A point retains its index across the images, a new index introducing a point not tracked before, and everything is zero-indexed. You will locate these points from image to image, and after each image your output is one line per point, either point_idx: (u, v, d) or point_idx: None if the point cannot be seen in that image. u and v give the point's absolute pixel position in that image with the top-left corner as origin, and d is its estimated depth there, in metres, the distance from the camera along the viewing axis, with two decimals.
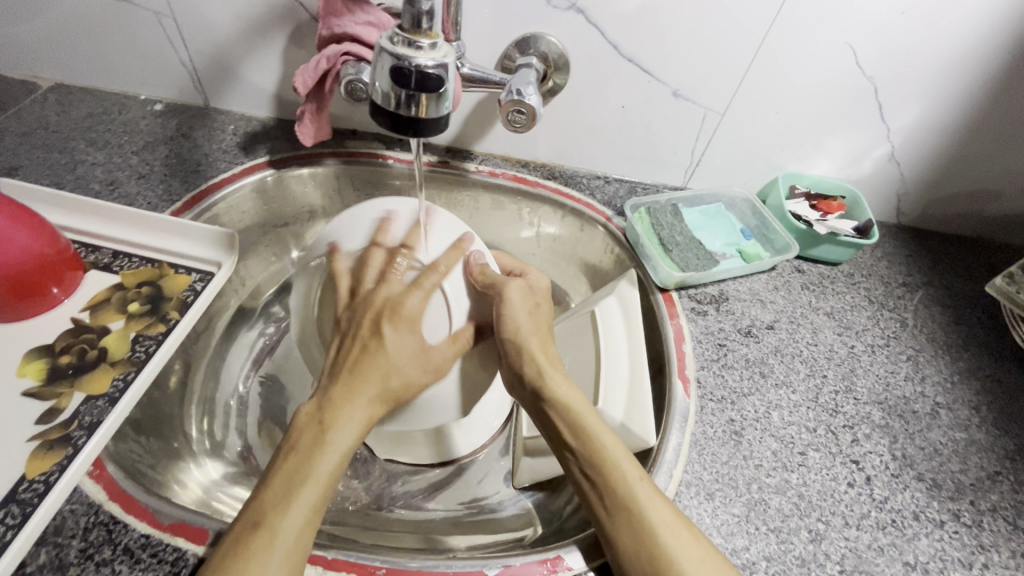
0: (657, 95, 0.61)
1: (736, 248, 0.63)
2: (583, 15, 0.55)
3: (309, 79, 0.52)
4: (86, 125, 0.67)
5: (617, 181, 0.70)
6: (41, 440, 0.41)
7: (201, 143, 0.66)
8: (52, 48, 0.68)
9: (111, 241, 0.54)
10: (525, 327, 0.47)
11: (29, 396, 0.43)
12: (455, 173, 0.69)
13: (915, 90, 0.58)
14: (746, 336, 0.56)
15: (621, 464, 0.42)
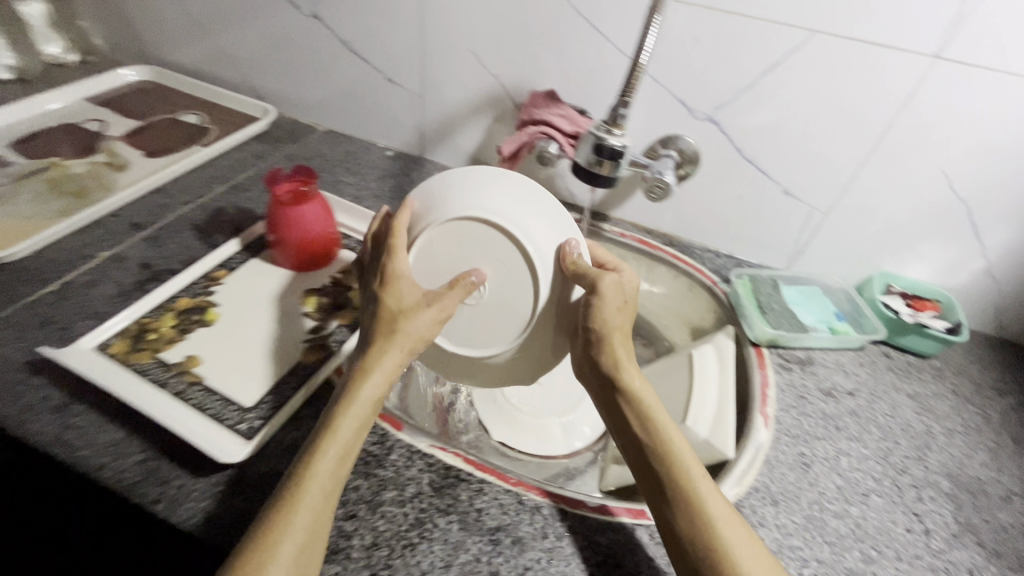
0: (770, 191, 0.76)
1: (827, 325, 0.73)
2: (716, 125, 0.73)
3: (512, 146, 0.74)
4: (344, 159, 0.97)
5: (726, 256, 0.84)
6: (310, 344, 0.62)
7: (416, 181, 0.93)
8: (336, 108, 1.00)
9: (358, 233, 0.79)
10: (608, 310, 0.49)
11: (306, 316, 0.66)
12: (592, 229, 0.87)
13: (1007, 216, 0.67)
14: (826, 395, 0.65)
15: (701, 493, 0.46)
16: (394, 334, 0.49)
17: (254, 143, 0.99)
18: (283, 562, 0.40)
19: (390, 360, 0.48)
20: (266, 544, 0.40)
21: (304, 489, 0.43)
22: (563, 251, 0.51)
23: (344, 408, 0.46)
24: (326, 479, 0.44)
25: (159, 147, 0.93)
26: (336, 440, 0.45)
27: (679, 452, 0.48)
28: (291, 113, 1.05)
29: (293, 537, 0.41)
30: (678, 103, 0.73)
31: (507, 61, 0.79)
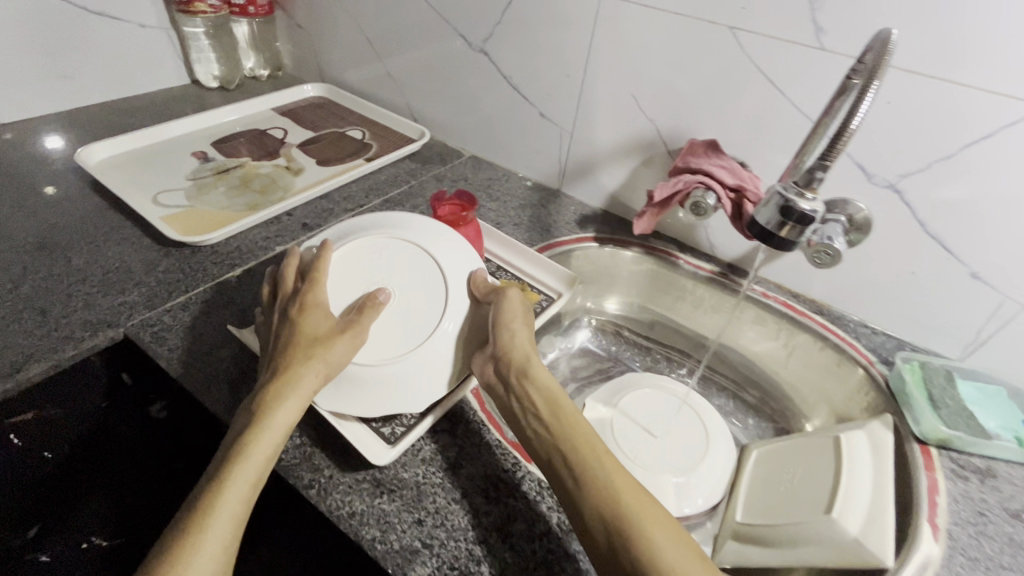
0: (954, 273, 0.68)
1: (1013, 435, 0.63)
2: (899, 195, 0.67)
3: (665, 192, 0.73)
4: (487, 184, 1.02)
5: (885, 334, 0.76)
6: None
7: (553, 213, 0.95)
8: (485, 136, 1.06)
9: (498, 257, 0.81)
10: (513, 327, 0.57)
11: None
12: (731, 285, 0.83)
13: None
14: (1014, 517, 0.56)
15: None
16: (324, 350, 0.53)
17: (407, 161, 1.07)
18: (213, 541, 0.44)
19: (314, 371, 0.52)
20: (200, 524, 0.44)
21: (214, 516, 0.45)
22: (473, 277, 0.61)
23: (273, 409, 0.50)
24: (235, 511, 0.46)
25: (329, 157, 1.04)
26: (261, 436, 0.49)
27: (627, 486, 0.46)
28: (441, 137, 1.13)
29: (223, 519, 0.45)
30: (856, 168, 0.68)
31: (667, 107, 0.79)
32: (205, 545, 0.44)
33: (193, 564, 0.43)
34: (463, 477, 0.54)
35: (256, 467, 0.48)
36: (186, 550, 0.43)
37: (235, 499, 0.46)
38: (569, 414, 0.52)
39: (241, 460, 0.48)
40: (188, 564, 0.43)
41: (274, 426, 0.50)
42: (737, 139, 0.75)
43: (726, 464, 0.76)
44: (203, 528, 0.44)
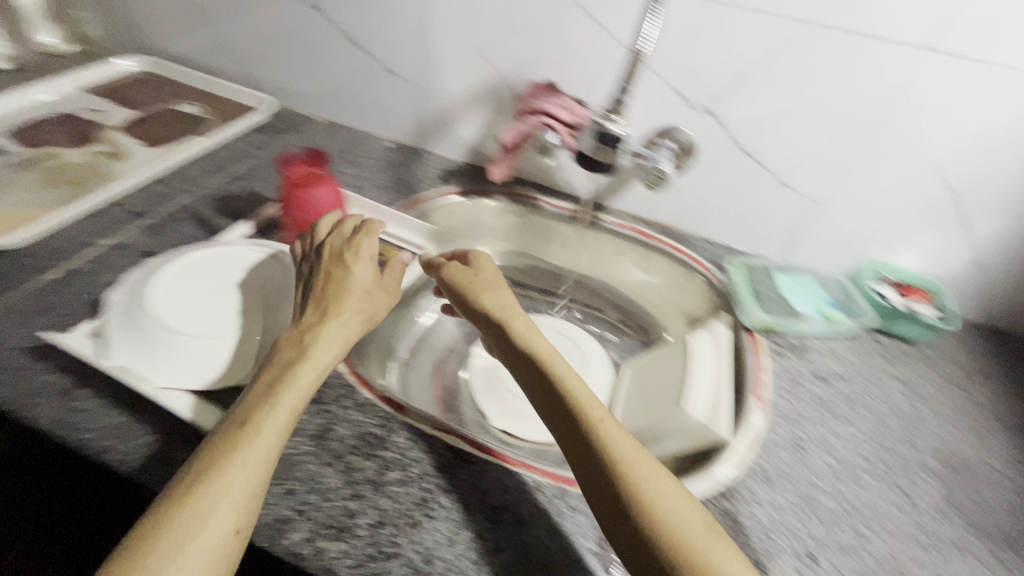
0: (765, 182, 0.77)
1: (820, 312, 0.74)
2: (713, 117, 0.74)
3: (512, 134, 0.77)
4: (344, 150, 0.97)
5: (722, 246, 0.86)
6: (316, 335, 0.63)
7: (415, 172, 0.93)
8: (335, 99, 1.01)
9: (360, 224, 0.79)
10: (466, 275, 0.65)
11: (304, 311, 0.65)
12: (591, 220, 0.89)
13: (993, 205, 0.69)
14: (819, 379, 0.67)
15: (657, 483, 0.44)
16: (356, 299, 0.58)
17: (252, 134, 0.99)
18: (251, 461, 0.43)
19: (348, 313, 0.56)
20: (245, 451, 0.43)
21: (225, 466, 0.42)
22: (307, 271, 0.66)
23: (319, 346, 0.53)
24: (258, 469, 0.43)
25: (158, 137, 0.93)
26: (303, 370, 0.50)
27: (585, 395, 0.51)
28: (289, 105, 1.06)
29: (268, 435, 0.45)
30: (675, 94, 0.74)
31: (507, 51, 0.81)
32: (247, 472, 0.42)
33: (207, 517, 0.40)
34: (334, 442, 0.53)
35: (270, 415, 0.46)
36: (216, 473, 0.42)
37: (260, 455, 0.44)
38: (538, 355, 0.56)
39: (260, 408, 0.46)
40: (227, 488, 0.41)
41: (316, 360, 0.52)
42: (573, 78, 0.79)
43: (603, 385, 0.80)
44: (223, 485, 0.41)
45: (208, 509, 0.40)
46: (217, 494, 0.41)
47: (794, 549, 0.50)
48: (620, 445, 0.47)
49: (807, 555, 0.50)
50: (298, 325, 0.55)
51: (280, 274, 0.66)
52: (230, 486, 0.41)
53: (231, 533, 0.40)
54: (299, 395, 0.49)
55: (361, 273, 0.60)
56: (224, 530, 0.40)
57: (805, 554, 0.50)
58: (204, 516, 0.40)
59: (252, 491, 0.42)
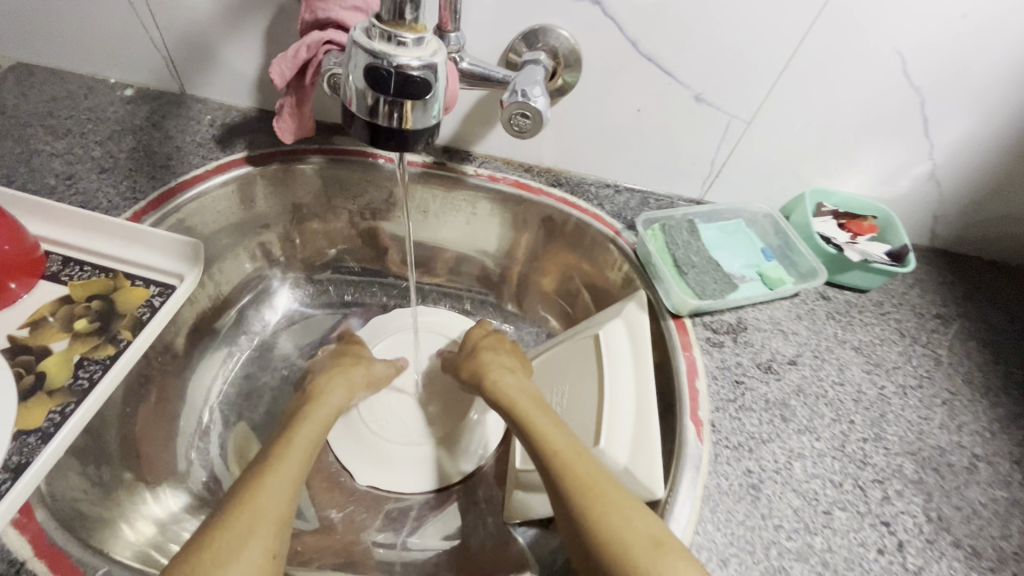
0: (678, 99, 0.55)
1: (757, 271, 0.57)
2: (599, 7, 0.49)
3: (287, 71, 0.46)
4: (47, 110, 0.61)
5: (629, 191, 0.64)
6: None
7: (173, 135, 0.60)
8: (12, 22, 0.61)
9: (61, 246, 0.47)
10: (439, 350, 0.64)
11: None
12: (451, 176, 0.63)
13: (966, 104, 0.51)
14: (765, 372, 0.51)
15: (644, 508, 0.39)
16: (345, 375, 0.56)
17: None
18: (274, 507, 0.38)
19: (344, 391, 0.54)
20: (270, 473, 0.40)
21: (258, 506, 0.37)
22: None
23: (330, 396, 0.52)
24: (274, 513, 0.38)
25: None
26: (322, 411, 0.50)
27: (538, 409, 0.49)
28: None
29: (285, 476, 0.41)
30: None
31: None
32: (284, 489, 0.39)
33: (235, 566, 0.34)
34: None
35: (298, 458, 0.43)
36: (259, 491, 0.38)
37: (278, 498, 0.38)
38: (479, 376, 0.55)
39: (286, 451, 0.43)
40: (265, 504, 0.38)
41: (325, 412, 0.50)
42: None
43: None
44: (235, 536, 0.35)
45: (225, 557, 0.34)
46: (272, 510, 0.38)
47: None
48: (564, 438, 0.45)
49: None
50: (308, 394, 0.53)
51: None
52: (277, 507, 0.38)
53: (267, 559, 0.35)
54: (314, 440, 0.46)
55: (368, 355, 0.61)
56: (261, 559, 0.35)
57: None
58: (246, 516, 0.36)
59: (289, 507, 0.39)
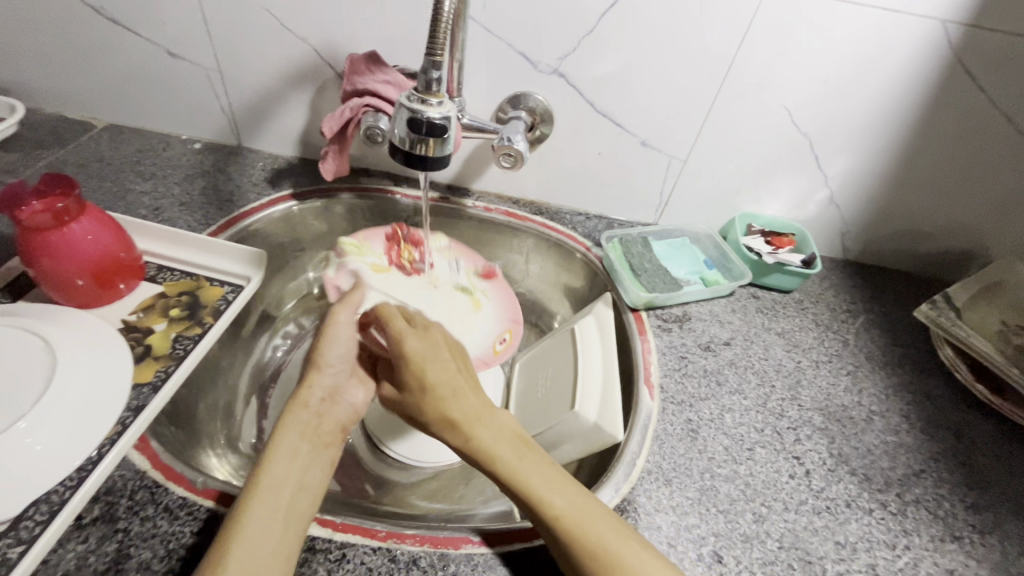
0: (629, 144, 0.71)
1: (699, 276, 0.72)
2: (564, 78, 0.66)
3: (335, 125, 0.63)
4: (135, 159, 0.77)
5: (597, 217, 0.80)
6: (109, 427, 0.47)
7: (234, 177, 0.76)
8: (110, 93, 0.79)
9: (157, 256, 0.62)
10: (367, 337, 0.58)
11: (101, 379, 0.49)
12: (454, 207, 0.78)
13: (844, 145, 0.68)
14: (705, 350, 0.64)
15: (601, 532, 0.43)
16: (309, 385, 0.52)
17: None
18: (249, 558, 0.38)
19: (337, 352, 0.55)
20: (273, 450, 0.46)
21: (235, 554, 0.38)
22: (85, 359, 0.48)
23: (290, 419, 0.49)
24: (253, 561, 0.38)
25: None
26: (291, 431, 0.48)
27: (467, 413, 0.52)
28: (49, 107, 0.82)
29: (263, 514, 0.41)
30: (519, 56, 0.65)
31: (315, 18, 0.66)
32: (280, 488, 0.43)
33: None
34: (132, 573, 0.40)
35: (277, 491, 0.43)
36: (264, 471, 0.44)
37: (251, 549, 0.39)
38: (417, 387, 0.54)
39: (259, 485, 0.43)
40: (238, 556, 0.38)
41: (298, 429, 0.48)
42: (399, 45, 0.66)
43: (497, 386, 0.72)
44: None
45: None
46: (280, 483, 0.44)
47: (699, 554, 0.47)
48: (507, 457, 0.49)
49: (713, 557, 0.47)
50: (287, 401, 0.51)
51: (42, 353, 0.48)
52: (287, 476, 0.44)
53: None
54: (297, 449, 0.47)
55: (338, 355, 0.55)
56: None
57: (710, 556, 0.47)
58: (261, 495, 0.42)
59: (296, 485, 0.44)
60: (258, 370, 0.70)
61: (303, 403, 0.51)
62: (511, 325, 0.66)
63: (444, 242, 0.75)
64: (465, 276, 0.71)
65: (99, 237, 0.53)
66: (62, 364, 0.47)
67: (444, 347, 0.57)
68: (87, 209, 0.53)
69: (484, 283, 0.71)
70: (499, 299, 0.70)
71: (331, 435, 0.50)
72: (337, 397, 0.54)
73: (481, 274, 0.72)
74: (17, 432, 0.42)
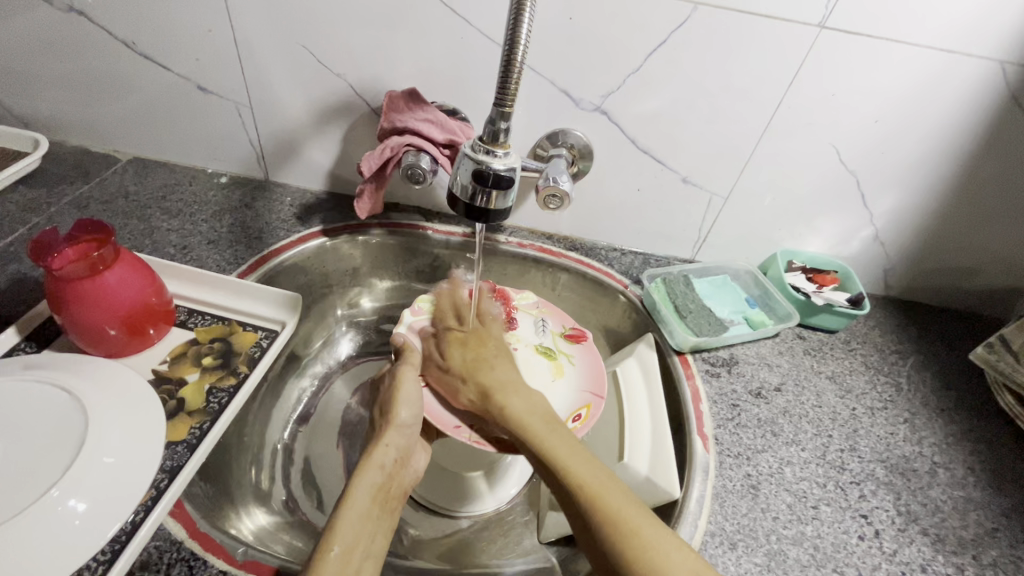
0: (670, 181, 0.69)
1: (743, 316, 0.69)
2: (606, 116, 0.65)
3: (374, 163, 0.62)
4: (160, 195, 0.75)
5: (633, 253, 0.78)
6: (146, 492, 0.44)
7: (262, 212, 0.74)
8: (135, 127, 0.77)
9: (188, 300, 0.61)
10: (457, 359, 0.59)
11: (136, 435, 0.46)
12: (487, 243, 0.76)
13: (892, 183, 0.66)
14: (757, 397, 0.62)
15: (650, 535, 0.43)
16: (376, 449, 0.52)
17: (23, 188, 0.74)
18: None
19: (411, 412, 0.55)
20: (346, 507, 0.46)
21: None
22: (117, 417, 0.45)
23: (357, 481, 0.48)
24: None
25: None
26: (361, 484, 0.48)
27: (499, 386, 0.56)
28: (73, 141, 0.80)
29: (342, 569, 0.41)
30: (561, 93, 0.64)
31: (352, 55, 0.64)
32: (354, 547, 0.43)
33: None
34: None
35: (356, 542, 0.43)
36: (334, 535, 0.43)
37: None
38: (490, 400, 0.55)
39: (335, 534, 0.43)
40: None
41: (371, 483, 0.49)
42: (438, 82, 0.65)
43: None
44: None
45: None
46: (350, 547, 0.43)
47: None
48: (542, 430, 0.51)
49: None
50: (362, 456, 0.51)
51: (71, 410, 0.45)
52: (357, 542, 0.43)
53: None
54: (368, 511, 0.46)
55: (409, 420, 0.54)
56: None
57: None
58: (334, 561, 0.41)
59: (362, 555, 0.43)
60: (285, 415, 0.67)
61: (378, 463, 0.51)
62: (590, 399, 0.59)
63: (532, 299, 0.70)
64: (550, 338, 0.66)
65: (134, 284, 0.51)
66: (95, 424, 0.44)
67: (476, 341, 0.62)
68: (123, 254, 0.51)
69: (571, 347, 0.65)
70: (584, 368, 0.63)
71: (395, 500, 0.50)
72: (407, 459, 0.53)
73: (569, 335, 0.66)
74: (49, 501, 0.39)
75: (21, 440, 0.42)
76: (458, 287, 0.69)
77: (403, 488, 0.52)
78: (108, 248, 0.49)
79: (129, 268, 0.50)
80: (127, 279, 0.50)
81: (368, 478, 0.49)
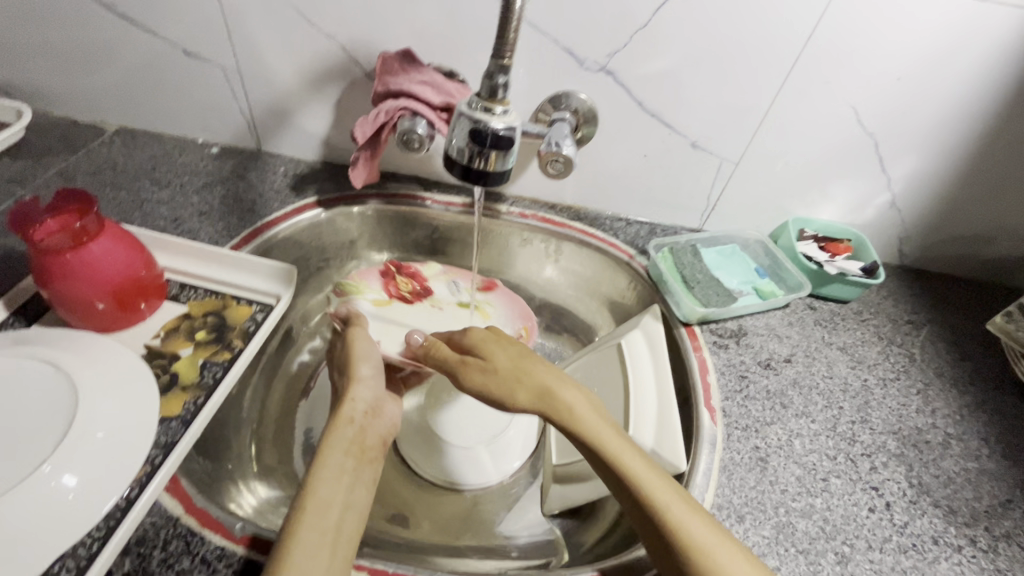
0: (678, 146, 0.66)
1: (752, 286, 0.67)
2: (611, 77, 0.61)
3: (369, 129, 0.59)
4: (149, 166, 0.73)
5: (639, 223, 0.75)
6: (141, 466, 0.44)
7: (255, 183, 0.72)
8: (120, 95, 0.74)
9: (179, 274, 0.59)
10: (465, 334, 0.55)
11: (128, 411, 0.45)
12: (488, 214, 0.74)
13: (913, 146, 0.63)
14: (766, 368, 0.60)
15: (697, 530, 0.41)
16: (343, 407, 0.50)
17: (8, 161, 0.71)
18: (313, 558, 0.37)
19: (371, 365, 0.55)
20: (320, 464, 0.44)
21: (302, 557, 0.37)
22: (108, 393, 0.44)
23: (330, 438, 0.47)
24: (323, 545, 0.39)
25: None
26: (332, 439, 0.47)
27: (517, 358, 0.52)
28: (58, 111, 0.77)
29: (317, 525, 0.40)
30: (564, 53, 0.60)
31: (343, 14, 0.61)
32: (327, 506, 0.41)
33: None
34: None
35: (333, 496, 0.42)
36: (311, 491, 0.42)
37: (316, 538, 0.39)
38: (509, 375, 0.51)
39: (310, 491, 0.42)
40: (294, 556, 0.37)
41: (344, 437, 0.47)
42: (434, 42, 0.61)
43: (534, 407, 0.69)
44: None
45: None
46: (327, 501, 0.42)
47: None
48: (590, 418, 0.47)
49: None
50: (330, 415, 0.50)
51: (60, 385, 0.43)
52: (334, 496, 0.42)
53: None
54: (344, 465, 0.45)
55: (370, 374, 0.55)
56: None
57: None
58: (311, 517, 0.40)
59: (341, 506, 0.42)
60: (284, 390, 0.66)
61: (349, 417, 0.49)
62: (524, 323, 0.67)
63: (438, 268, 0.73)
64: (465, 294, 0.69)
65: (121, 257, 0.49)
66: (85, 399, 0.42)
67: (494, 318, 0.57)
68: (108, 226, 0.49)
69: (484, 296, 0.70)
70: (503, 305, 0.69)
71: (373, 451, 0.48)
72: (379, 410, 0.52)
73: (481, 287, 0.71)
74: (41, 477, 0.38)
75: (9, 415, 0.41)
76: (375, 272, 0.69)
77: (381, 438, 0.50)
78: (92, 219, 0.48)
79: (115, 240, 0.49)
80: (114, 251, 0.48)
81: (341, 433, 0.48)
